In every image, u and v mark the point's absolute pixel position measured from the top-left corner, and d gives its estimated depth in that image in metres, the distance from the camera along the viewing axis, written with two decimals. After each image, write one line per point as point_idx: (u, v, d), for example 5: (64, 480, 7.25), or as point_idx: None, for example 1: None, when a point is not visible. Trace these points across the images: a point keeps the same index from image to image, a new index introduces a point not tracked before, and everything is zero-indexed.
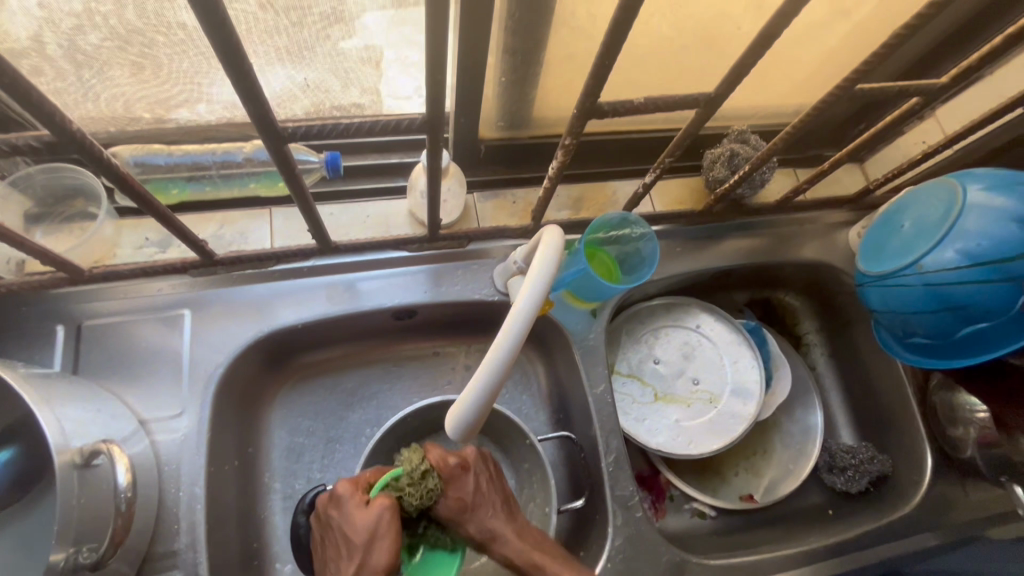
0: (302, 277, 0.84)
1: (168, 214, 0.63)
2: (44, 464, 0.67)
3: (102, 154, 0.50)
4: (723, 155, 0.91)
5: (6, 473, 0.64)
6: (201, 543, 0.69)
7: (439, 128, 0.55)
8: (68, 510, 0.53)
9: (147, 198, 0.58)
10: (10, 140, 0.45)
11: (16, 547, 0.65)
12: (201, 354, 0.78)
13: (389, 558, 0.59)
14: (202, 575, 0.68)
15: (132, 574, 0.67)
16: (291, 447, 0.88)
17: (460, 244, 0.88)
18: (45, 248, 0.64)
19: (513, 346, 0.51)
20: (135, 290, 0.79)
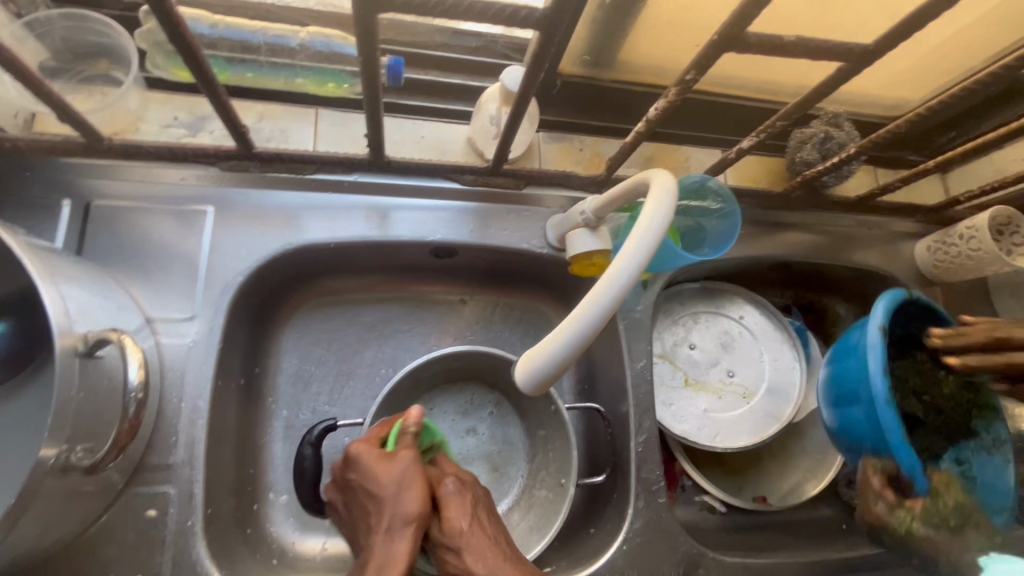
0: (341, 192, 0.75)
1: (216, 87, 0.54)
2: (38, 347, 0.60)
3: None
4: (815, 137, 0.83)
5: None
6: (199, 462, 0.63)
7: (557, 31, 0.46)
8: (68, 397, 0.46)
9: (196, 58, 0.49)
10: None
11: None
12: (220, 258, 0.70)
13: (421, 506, 0.53)
14: (195, 494, 0.62)
15: (121, 482, 0.60)
16: (299, 374, 0.81)
17: (516, 185, 0.80)
18: (65, 101, 0.55)
19: (615, 298, 0.47)
20: (154, 175, 0.71)
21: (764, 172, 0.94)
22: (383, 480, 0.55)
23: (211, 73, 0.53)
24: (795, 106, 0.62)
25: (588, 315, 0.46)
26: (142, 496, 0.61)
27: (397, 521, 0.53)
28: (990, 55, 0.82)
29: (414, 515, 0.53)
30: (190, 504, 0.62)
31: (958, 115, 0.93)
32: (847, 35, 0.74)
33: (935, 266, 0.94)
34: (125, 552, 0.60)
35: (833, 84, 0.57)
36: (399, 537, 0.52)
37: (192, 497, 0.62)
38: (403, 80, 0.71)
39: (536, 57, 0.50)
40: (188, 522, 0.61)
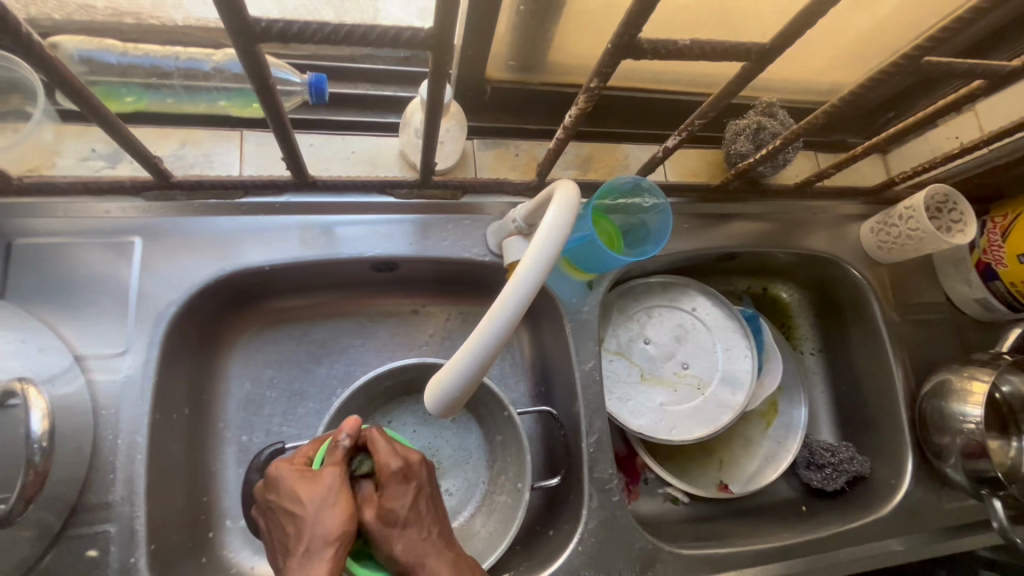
0: (273, 214, 0.74)
1: (112, 118, 0.53)
2: None
3: (15, 21, 0.40)
4: (749, 127, 0.83)
5: None
6: (140, 495, 0.63)
7: (446, 49, 0.46)
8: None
9: (74, 86, 0.48)
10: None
11: None
12: (150, 290, 0.69)
13: (343, 524, 0.53)
14: (136, 531, 0.62)
15: (57, 524, 0.60)
16: (249, 398, 0.81)
17: (453, 194, 0.80)
18: None
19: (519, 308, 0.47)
20: (78, 209, 0.69)
21: (706, 164, 0.94)
22: (304, 498, 0.55)
23: (104, 106, 0.52)
24: (710, 103, 0.62)
25: (499, 326, 0.47)
26: (81, 537, 0.60)
27: (315, 541, 0.52)
28: (912, 37, 0.83)
29: (334, 536, 0.52)
30: (132, 540, 0.61)
31: (892, 96, 0.94)
32: (765, 27, 0.74)
33: (880, 246, 0.95)
34: None
35: (740, 82, 0.57)
36: (319, 557, 0.51)
37: (132, 534, 0.62)
38: (326, 98, 0.70)
39: (434, 75, 0.50)
40: (131, 559, 0.61)
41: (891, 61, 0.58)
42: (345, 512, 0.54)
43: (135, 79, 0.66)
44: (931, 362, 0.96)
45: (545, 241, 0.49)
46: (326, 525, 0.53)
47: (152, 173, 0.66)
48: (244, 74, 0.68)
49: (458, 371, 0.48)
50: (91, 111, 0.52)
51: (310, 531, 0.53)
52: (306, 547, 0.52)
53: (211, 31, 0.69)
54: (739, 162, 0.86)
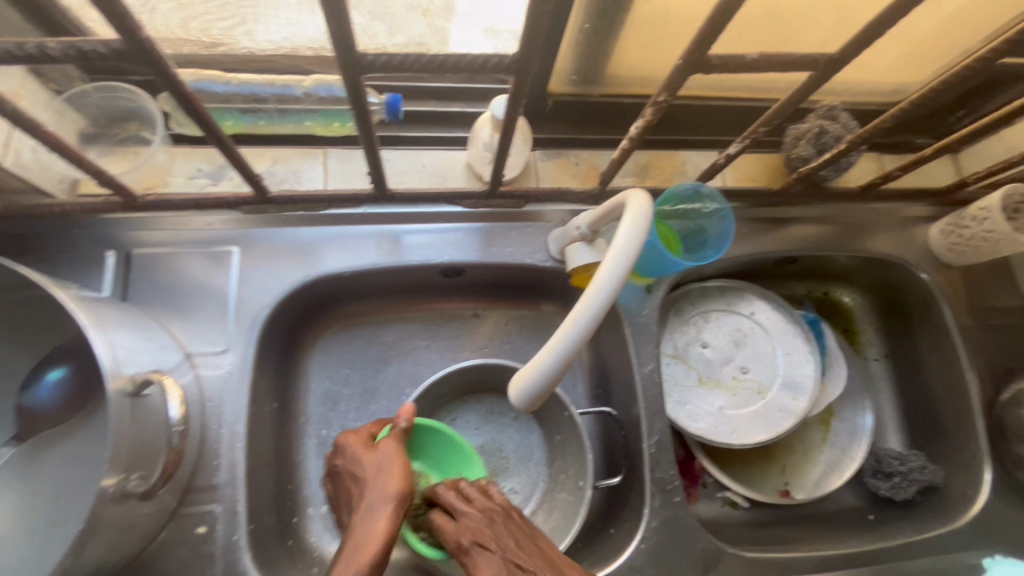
0: (352, 224, 0.81)
1: (227, 141, 0.59)
2: (95, 383, 0.65)
3: (166, 65, 0.46)
4: (810, 131, 0.83)
5: (60, 389, 0.63)
6: (242, 479, 0.70)
7: (528, 71, 0.50)
8: (121, 434, 0.52)
9: (202, 115, 0.54)
10: (80, 45, 0.41)
11: (58, 481, 0.62)
12: (247, 295, 0.76)
13: (400, 485, 0.61)
14: (238, 511, 0.68)
15: (173, 503, 0.67)
16: (327, 394, 0.87)
17: (516, 203, 0.84)
18: (102, 167, 0.62)
19: (596, 316, 0.50)
20: (185, 222, 0.77)
21: (764, 168, 0.94)
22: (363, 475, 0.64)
23: (221, 130, 0.59)
24: (774, 110, 0.64)
25: (577, 331, 0.49)
26: (192, 515, 0.68)
27: (378, 498, 0.61)
28: (986, 35, 0.81)
29: (394, 496, 0.61)
30: (235, 520, 0.68)
31: (963, 95, 0.91)
32: (829, 33, 0.75)
33: (950, 249, 0.92)
34: (179, 566, 0.66)
35: (807, 89, 0.59)
36: (381, 509, 0.60)
37: (235, 514, 0.68)
38: (400, 116, 0.76)
39: (514, 94, 0.53)
40: (234, 537, 0.68)
41: (965, 64, 0.58)
42: (402, 475, 0.62)
43: (235, 105, 0.74)
44: (1008, 369, 0.92)
45: (622, 249, 0.52)
46: (388, 486, 0.61)
47: (250, 189, 0.74)
48: (330, 97, 0.75)
49: (542, 370, 0.50)
50: (211, 135, 0.58)
51: (376, 490, 0.62)
52: (370, 503, 0.60)
53: (299, 58, 0.75)
54: (800, 166, 0.86)
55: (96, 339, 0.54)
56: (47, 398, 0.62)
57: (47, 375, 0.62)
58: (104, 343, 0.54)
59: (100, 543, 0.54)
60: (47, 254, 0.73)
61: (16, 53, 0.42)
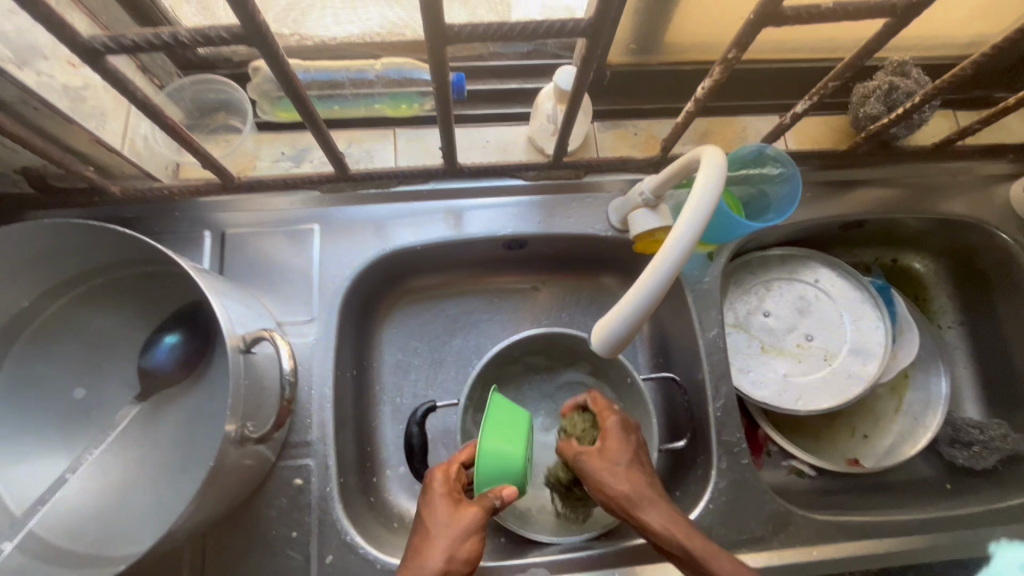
0: (421, 200, 0.85)
1: (320, 125, 0.64)
2: (203, 347, 0.71)
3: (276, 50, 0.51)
4: (879, 89, 0.81)
5: (175, 351, 0.69)
6: (331, 435, 0.76)
7: (600, 35, 0.52)
8: (239, 389, 0.58)
9: (303, 102, 0.59)
10: (207, 31, 0.47)
11: (177, 434, 0.69)
12: (327, 268, 0.82)
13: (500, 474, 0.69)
14: (329, 466, 0.74)
15: (272, 456, 0.74)
16: (400, 364, 0.92)
17: (577, 174, 0.86)
18: (206, 152, 0.69)
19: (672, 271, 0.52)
20: (271, 203, 0.84)
21: (828, 131, 0.92)
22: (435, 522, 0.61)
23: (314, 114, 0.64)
24: (844, 66, 0.63)
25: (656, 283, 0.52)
26: (289, 468, 0.74)
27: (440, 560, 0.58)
28: None
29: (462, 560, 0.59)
30: (326, 474, 0.74)
31: None
32: None
33: None
34: (280, 513, 0.73)
35: (880, 41, 0.58)
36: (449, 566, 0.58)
37: (326, 469, 0.74)
38: (464, 95, 0.79)
39: (585, 60, 0.56)
40: (328, 488, 0.74)
41: None
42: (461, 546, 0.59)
43: (313, 91, 0.79)
44: None
45: (694, 214, 0.53)
46: (439, 552, 0.58)
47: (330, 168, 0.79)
48: (399, 80, 0.78)
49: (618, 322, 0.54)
50: (306, 120, 0.64)
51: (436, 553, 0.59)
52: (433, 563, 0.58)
53: (370, 44, 0.80)
54: (868, 125, 0.84)
55: (218, 306, 0.60)
56: (165, 360, 0.69)
57: (165, 338, 0.69)
58: (220, 309, 0.60)
59: (221, 484, 0.61)
60: (154, 235, 0.80)
61: (153, 42, 0.48)
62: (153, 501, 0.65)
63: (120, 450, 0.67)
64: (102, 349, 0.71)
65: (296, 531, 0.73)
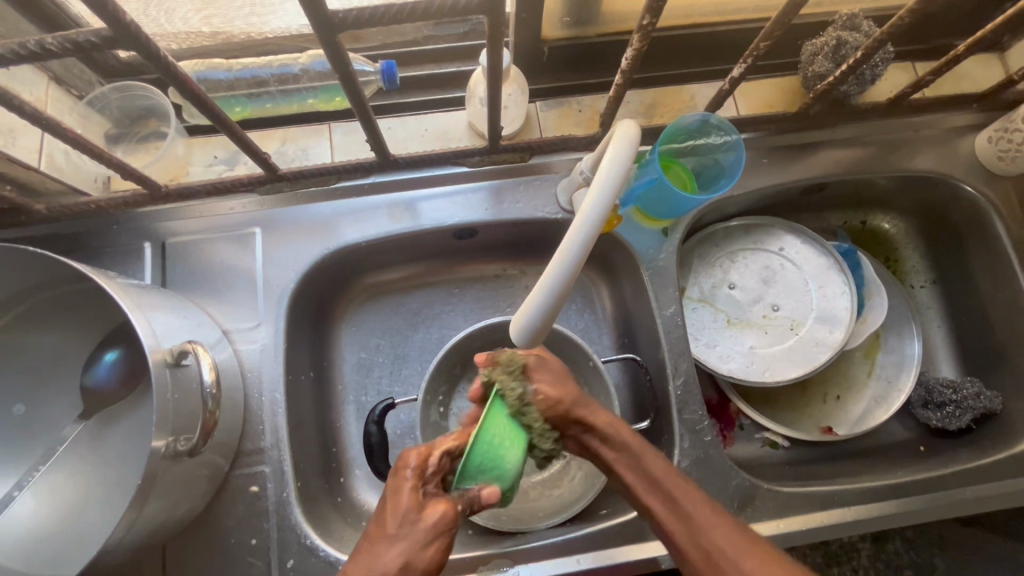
0: (363, 195, 0.83)
1: (236, 127, 0.62)
2: (142, 363, 0.71)
3: (158, 51, 0.48)
4: (827, 46, 0.78)
5: (114, 368, 0.69)
6: (285, 440, 0.75)
7: (499, 11, 0.49)
8: (166, 403, 0.57)
9: (209, 105, 0.57)
10: (74, 37, 0.44)
11: (122, 453, 0.68)
12: (271, 272, 0.80)
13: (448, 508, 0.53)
14: (284, 471, 0.74)
15: (227, 465, 0.73)
16: (361, 363, 0.91)
17: (521, 157, 0.83)
18: (124, 161, 0.67)
19: (578, 254, 0.54)
20: (211, 209, 0.82)
21: (782, 93, 0.89)
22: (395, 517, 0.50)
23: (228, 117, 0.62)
24: (772, 24, 0.60)
25: (565, 269, 0.54)
26: (245, 476, 0.73)
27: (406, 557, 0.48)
28: None
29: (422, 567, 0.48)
30: (283, 479, 0.74)
31: None
32: None
33: (1000, 157, 0.85)
34: (239, 521, 0.73)
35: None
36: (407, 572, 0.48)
37: (282, 474, 0.74)
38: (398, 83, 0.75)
39: (491, 38, 0.53)
40: (284, 494, 0.73)
41: None
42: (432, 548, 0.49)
43: (239, 91, 0.76)
44: None
45: (600, 190, 0.54)
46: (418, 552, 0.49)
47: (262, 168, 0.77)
48: (327, 72, 0.76)
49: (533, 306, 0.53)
50: (220, 124, 0.62)
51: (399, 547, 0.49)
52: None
53: (294, 38, 0.78)
54: (818, 84, 0.81)
55: (138, 319, 0.59)
56: (104, 378, 0.69)
57: (103, 356, 0.69)
58: (143, 323, 0.59)
59: (160, 499, 0.60)
60: (93, 250, 0.79)
61: (22, 53, 0.46)
62: (100, 519, 0.64)
63: (67, 470, 0.67)
64: (42, 370, 0.70)
65: (256, 539, 0.72)
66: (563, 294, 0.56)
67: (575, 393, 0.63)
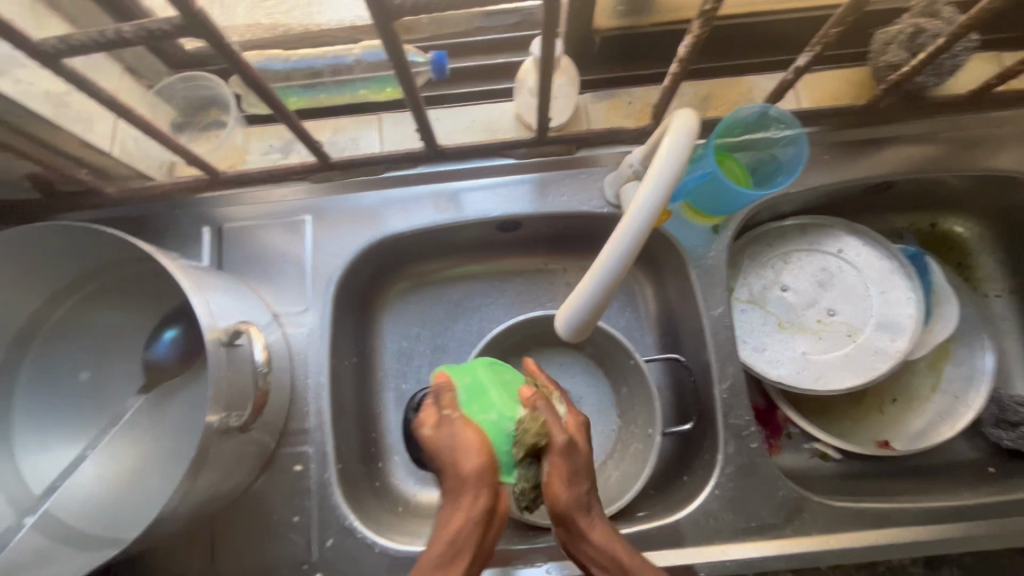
0: (410, 184, 0.84)
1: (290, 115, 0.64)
2: (199, 342, 0.75)
3: (223, 39, 0.50)
4: (902, 33, 0.73)
5: (175, 345, 0.74)
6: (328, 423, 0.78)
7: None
8: (220, 383, 0.57)
9: (267, 93, 0.59)
10: (147, 25, 0.46)
11: (178, 426, 0.72)
12: (320, 258, 0.82)
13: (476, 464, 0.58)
14: (327, 452, 0.76)
15: (273, 444, 0.75)
16: (402, 351, 0.91)
17: (568, 149, 0.83)
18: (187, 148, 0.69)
19: (628, 250, 0.53)
20: (264, 196, 0.84)
21: (848, 85, 0.85)
22: (441, 448, 0.60)
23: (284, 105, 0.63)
24: (845, 9, 0.57)
25: (614, 264, 0.54)
26: (290, 455, 0.76)
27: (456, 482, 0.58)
28: None
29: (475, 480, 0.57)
30: (325, 460, 0.76)
31: None
32: None
33: None
34: (282, 498, 0.75)
35: None
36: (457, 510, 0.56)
37: (325, 455, 0.76)
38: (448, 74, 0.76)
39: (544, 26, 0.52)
40: (326, 475, 0.75)
41: None
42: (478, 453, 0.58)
43: (295, 81, 0.77)
44: None
45: (656, 181, 0.52)
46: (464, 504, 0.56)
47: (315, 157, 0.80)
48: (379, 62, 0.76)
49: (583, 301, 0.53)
50: (276, 111, 0.63)
51: (451, 466, 0.59)
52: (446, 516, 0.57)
53: (349, 29, 0.79)
54: (889, 75, 0.76)
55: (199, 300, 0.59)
56: (165, 354, 0.73)
57: (165, 333, 0.74)
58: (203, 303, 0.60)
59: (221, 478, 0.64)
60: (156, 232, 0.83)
61: (100, 41, 0.48)
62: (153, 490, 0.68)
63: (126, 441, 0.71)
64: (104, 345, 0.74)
65: (298, 516, 0.75)
66: (617, 286, 0.55)
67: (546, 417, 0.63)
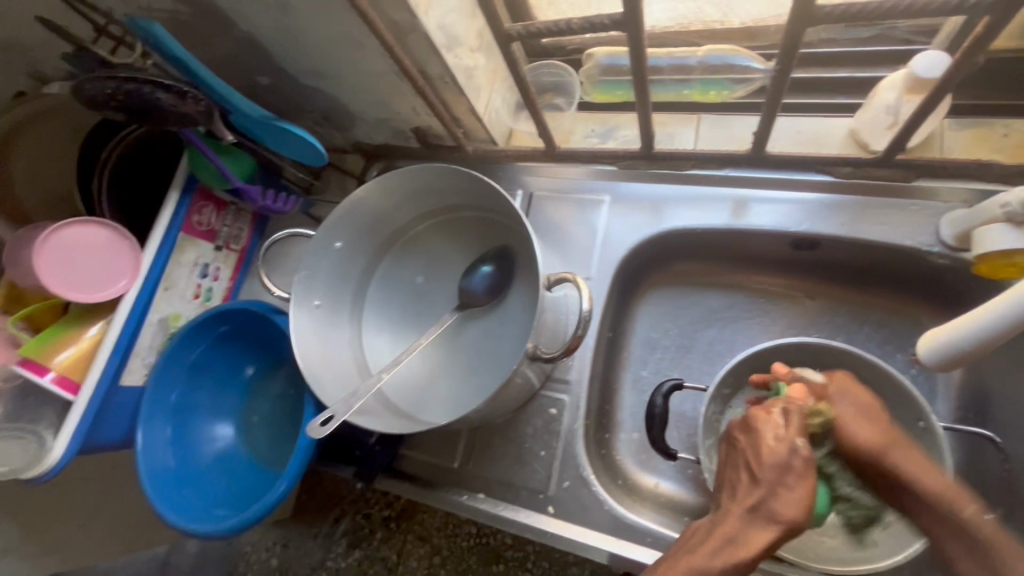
0: (710, 183, 0.85)
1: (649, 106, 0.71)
2: (504, 281, 0.85)
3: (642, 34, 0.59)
4: None
5: (484, 279, 0.84)
6: (585, 383, 0.86)
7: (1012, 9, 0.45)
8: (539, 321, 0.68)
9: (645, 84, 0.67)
10: (595, 18, 0.57)
11: (470, 347, 0.85)
12: (609, 236, 0.89)
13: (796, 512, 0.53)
14: (580, 405, 0.84)
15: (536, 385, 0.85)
16: (649, 339, 0.93)
17: (905, 176, 0.76)
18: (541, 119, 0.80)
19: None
20: (568, 169, 0.93)
21: None
22: (767, 463, 0.56)
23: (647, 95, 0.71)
24: None
25: (1011, 304, 0.56)
26: (546, 398, 0.86)
27: (766, 513, 0.54)
28: None
29: (790, 518, 0.53)
30: (576, 412, 0.84)
31: None
32: None
33: None
34: (532, 433, 0.85)
35: None
36: (761, 527, 0.54)
37: (577, 407, 0.84)
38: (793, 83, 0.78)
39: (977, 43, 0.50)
40: (575, 426, 0.83)
41: None
42: (805, 497, 0.53)
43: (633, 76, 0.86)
44: None
45: None
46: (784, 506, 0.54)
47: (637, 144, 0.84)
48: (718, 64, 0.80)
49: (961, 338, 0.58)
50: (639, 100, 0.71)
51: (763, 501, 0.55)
52: (738, 530, 0.55)
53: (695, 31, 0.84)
54: None
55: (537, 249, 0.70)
56: (474, 284, 0.84)
57: (479, 267, 0.85)
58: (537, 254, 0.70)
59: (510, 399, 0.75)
60: None
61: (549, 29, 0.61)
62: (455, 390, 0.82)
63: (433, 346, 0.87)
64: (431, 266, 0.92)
65: (543, 452, 0.84)
66: (999, 338, 0.58)
67: (862, 425, 0.63)
